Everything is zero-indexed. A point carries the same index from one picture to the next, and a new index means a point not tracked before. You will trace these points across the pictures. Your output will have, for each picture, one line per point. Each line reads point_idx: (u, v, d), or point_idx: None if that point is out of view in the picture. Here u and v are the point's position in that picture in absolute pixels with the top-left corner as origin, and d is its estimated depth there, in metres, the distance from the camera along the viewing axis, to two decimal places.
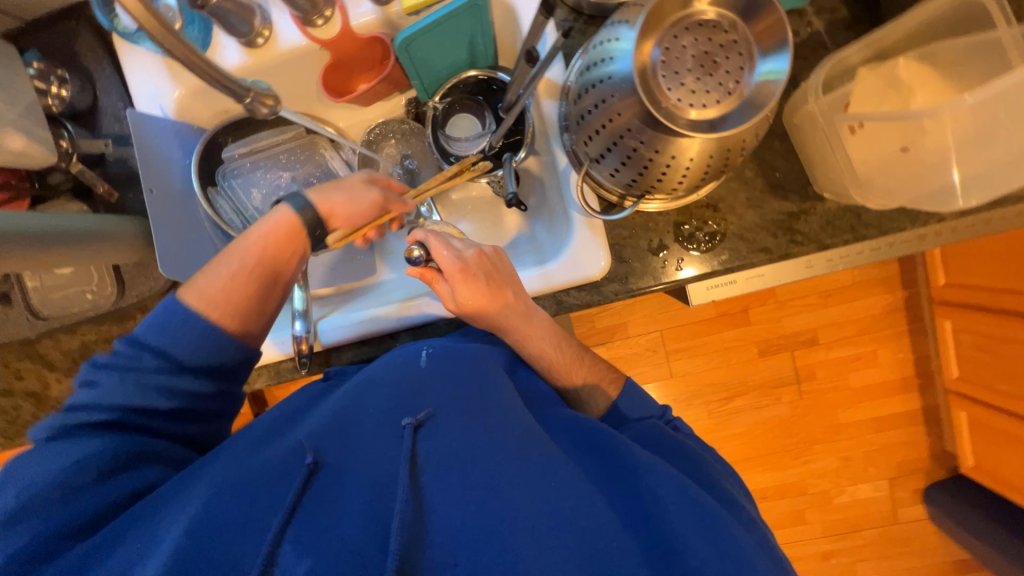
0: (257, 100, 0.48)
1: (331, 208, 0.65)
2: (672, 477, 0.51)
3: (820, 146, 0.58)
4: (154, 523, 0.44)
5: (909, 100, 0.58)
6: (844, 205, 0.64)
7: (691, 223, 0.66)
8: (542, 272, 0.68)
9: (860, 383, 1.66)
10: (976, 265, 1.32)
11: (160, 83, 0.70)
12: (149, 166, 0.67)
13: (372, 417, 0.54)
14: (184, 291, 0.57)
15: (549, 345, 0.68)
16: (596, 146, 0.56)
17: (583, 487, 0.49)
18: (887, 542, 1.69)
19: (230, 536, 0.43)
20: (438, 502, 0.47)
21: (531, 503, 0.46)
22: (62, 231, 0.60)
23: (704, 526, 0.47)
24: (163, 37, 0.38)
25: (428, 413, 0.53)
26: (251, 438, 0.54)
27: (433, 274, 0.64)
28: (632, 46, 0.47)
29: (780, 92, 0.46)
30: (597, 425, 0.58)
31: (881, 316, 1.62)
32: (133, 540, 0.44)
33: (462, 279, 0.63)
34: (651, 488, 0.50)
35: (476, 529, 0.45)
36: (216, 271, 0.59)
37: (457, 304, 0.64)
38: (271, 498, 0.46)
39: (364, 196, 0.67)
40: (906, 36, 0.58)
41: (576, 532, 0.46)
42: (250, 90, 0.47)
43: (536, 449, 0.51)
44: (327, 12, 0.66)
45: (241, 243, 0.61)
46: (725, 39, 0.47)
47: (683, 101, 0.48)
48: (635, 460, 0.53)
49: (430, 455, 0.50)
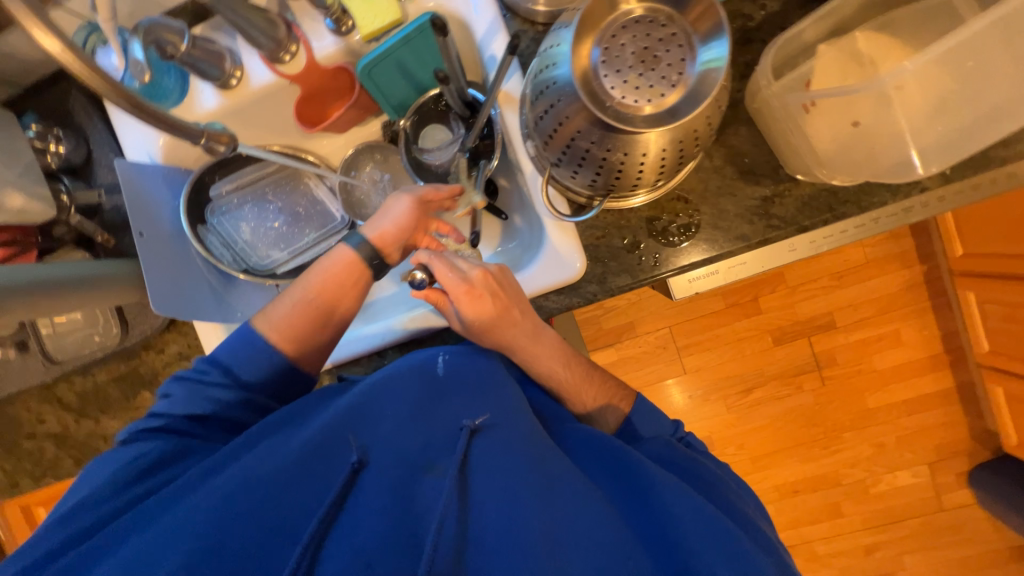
0: (212, 140, 0.51)
1: (382, 234, 0.68)
2: (696, 503, 0.49)
3: (784, 128, 0.58)
4: (188, 498, 0.47)
5: (872, 71, 0.56)
6: (818, 185, 0.62)
7: (664, 217, 0.65)
8: (524, 278, 0.68)
9: (886, 365, 1.59)
10: (992, 232, 1.26)
11: (147, 132, 0.74)
12: (138, 210, 0.70)
13: (402, 410, 0.54)
14: (256, 320, 0.65)
15: (559, 364, 0.66)
16: (552, 151, 0.57)
17: (600, 506, 0.50)
18: (933, 531, 1.59)
19: (268, 521, 0.46)
20: (472, 509, 0.49)
21: (549, 516, 0.48)
22: (61, 279, 0.63)
23: (725, 551, 0.46)
24: (106, 92, 0.40)
25: (486, 418, 0.54)
26: (288, 422, 0.54)
27: (439, 296, 0.64)
28: (572, 50, 0.48)
29: (723, 79, 0.46)
30: (614, 441, 0.56)
31: (899, 293, 1.55)
32: (165, 514, 0.46)
33: (467, 303, 0.61)
34: (671, 512, 0.49)
35: (499, 537, 0.47)
36: (283, 301, 0.65)
37: (463, 324, 0.64)
38: (317, 484, 0.49)
39: (398, 209, 0.68)
40: (861, 8, 0.56)
41: (594, 551, 0.47)
42: (204, 133, 0.50)
43: (555, 464, 0.52)
44: (292, 49, 0.68)
45: (309, 276, 0.66)
46: (663, 33, 0.48)
47: (627, 98, 0.48)
48: (656, 481, 0.51)
49: (480, 460, 0.51)
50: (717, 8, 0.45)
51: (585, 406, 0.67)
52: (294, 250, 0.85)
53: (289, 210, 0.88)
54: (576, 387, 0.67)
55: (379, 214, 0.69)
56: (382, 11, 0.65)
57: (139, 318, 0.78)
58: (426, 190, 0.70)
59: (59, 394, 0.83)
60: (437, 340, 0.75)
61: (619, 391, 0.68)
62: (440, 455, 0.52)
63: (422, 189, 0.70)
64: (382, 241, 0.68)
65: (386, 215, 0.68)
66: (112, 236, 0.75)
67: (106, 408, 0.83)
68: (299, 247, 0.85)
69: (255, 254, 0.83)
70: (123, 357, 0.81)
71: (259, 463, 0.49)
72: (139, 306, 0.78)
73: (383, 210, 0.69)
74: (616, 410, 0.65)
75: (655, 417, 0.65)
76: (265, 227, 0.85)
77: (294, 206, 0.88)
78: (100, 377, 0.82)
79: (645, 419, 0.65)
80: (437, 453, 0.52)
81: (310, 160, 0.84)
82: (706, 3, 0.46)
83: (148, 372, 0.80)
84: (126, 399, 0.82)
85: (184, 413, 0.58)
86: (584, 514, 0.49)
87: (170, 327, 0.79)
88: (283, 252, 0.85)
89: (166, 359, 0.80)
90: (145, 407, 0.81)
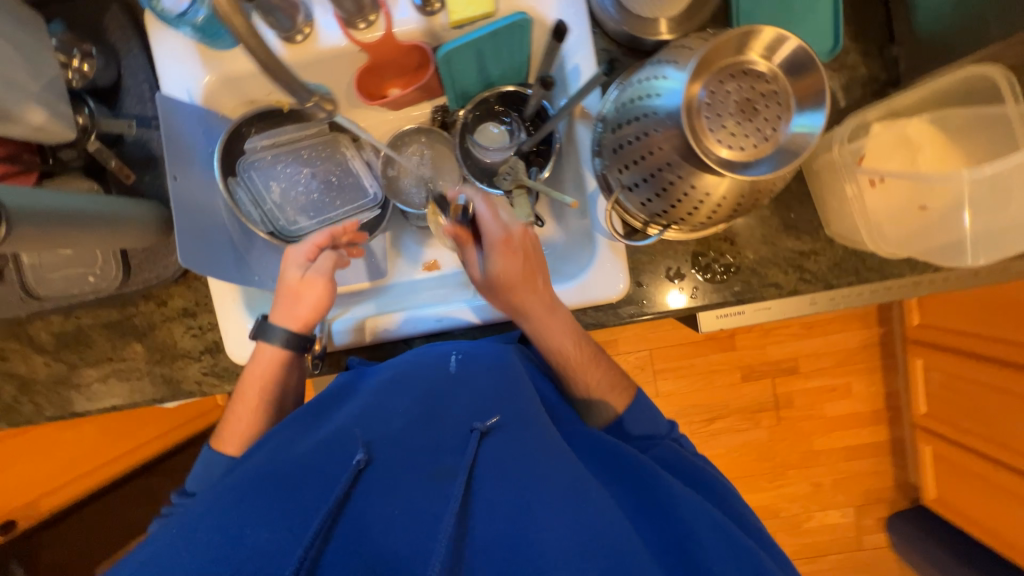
0: (320, 104, 0.63)
1: (305, 320, 0.69)
2: (699, 504, 0.55)
3: (838, 194, 0.62)
4: (206, 510, 0.49)
5: (917, 158, 0.62)
6: (849, 250, 0.68)
7: (709, 254, 0.69)
8: (576, 286, 0.69)
9: (834, 413, 1.73)
10: (951, 310, 1.39)
11: (195, 68, 0.69)
12: (173, 150, 0.65)
13: (408, 412, 0.56)
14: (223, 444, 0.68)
15: (569, 342, 0.67)
16: (630, 176, 0.59)
17: (614, 511, 0.51)
18: (850, 567, 1.75)
19: (274, 521, 0.45)
20: (478, 515, 0.47)
21: (567, 526, 0.46)
22: (84, 213, 0.58)
23: (730, 547, 0.51)
24: (240, 30, 0.49)
25: (497, 420, 0.55)
26: (302, 422, 0.60)
27: (469, 240, 0.64)
28: (680, 87, 0.49)
29: (813, 145, 0.48)
30: (622, 448, 0.61)
31: (856, 350, 1.69)
32: (183, 530, 0.47)
33: (500, 252, 0.62)
34: (679, 515, 0.53)
35: (510, 547, 0.45)
36: (238, 403, 0.69)
37: (484, 276, 0.63)
38: (324, 480, 0.49)
39: (304, 284, 0.69)
40: (921, 100, 0.61)
41: (614, 556, 0.45)
42: (312, 93, 0.60)
43: (566, 470, 0.52)
44: (372, 16, 0.66)
45: (243, 385, 0.69)
46: (766, 89, 0.50)
47: (722, 141, 0.50)
48: (662, 487, 0.56)
49: (488, 465, 0.51)
50: (823, 81, 0.48)
51: (586, 386, 0.69)
52: (323, 220, 0.81)
53: (322, 177, 0.83)
54: (581, 365, 0.68)
55: (288, 300, 0.69)
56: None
57: (146, 265, 0.71)
58: (332, 260, 0.70)
59: (30, 333, 0.75)
60: (463, 335, 0.78)
61: (620, 387, 0.70)
62: (446, 458, 0.51)
63: (327, 262, 0.70)
64: (305, 326, 0.70)
65: (299, 300, 0.69)
66: (135, 172, 0.69)
67: (86, 354, 0.76)
68: (329, 217, 0.81)
69: (283, 217, 0.78)
70: (117, 302, 0.74)
71: (273, 465, 0.51)
72: (147, 252, 0.72)
73: (292, 297, 0.69)
74: (620, 396, 0.69)
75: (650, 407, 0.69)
76: (297, 191, 0.81)
77: (328, 174, 0.84)
78: (84, 320, 0.75)
79: (638, 416, 0.68)
80: (447, 456, 0.51)
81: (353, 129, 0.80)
82: (812, 79, 0.49)
83: (142, 324, 0.74)
84: (112, 349, 0.75)
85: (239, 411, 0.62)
86: (600, 516, 0.49)
87: (178, 280, 0.73)
88: (311, 221, 0.81)
89: (167, 312, 0.74)
90: (133, 360, 0.75)
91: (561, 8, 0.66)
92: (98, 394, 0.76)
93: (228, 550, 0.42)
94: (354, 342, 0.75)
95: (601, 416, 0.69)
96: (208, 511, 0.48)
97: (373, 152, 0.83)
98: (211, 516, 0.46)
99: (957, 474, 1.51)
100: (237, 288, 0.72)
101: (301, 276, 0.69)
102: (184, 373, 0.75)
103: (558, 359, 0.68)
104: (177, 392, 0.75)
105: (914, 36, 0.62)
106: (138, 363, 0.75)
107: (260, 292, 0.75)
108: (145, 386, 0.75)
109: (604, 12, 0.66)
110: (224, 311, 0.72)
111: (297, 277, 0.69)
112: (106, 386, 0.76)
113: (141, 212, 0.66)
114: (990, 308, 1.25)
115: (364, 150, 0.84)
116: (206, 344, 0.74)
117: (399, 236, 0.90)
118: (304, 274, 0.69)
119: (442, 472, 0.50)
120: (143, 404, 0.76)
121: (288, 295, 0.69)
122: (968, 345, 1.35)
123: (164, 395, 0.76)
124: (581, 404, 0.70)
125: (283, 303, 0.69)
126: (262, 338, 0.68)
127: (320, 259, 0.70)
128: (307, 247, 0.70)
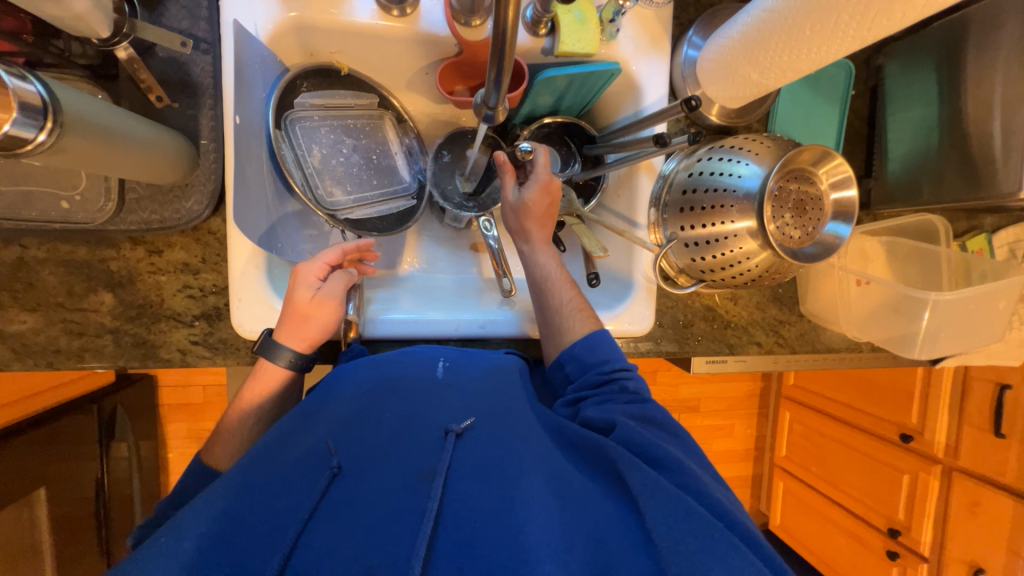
0: (495, 113, 0.55)
1: (312, 341, 0.63)
2: (666, 487, 0.49)
3: (829, 285, 0.80)
4: (172, 525, 0.46)
5: (866, 264, 0.85)
6: (812, 325, 0.85)
7: (718, 309, 0.81)
8: (612, 316, 0.75)
9: (720, 449, 1.96)
10: (820, 376, 1.73)
11: (269, 2, 0.62)
12: (238, 94, 0.61)
13: (387, 422, 0.55)
14: (202, 458, 0.62)
15: (554, 264, 0.71)
16: (695, 235, 0.68)
17: (596, 500, 0.51)
18: None
19: (247, 538, 0.44)
20: (452, 513, 0.47)
21: (547, 520, 0.47)
22: (127, 137, 0.49)
23: (692, 536, 0.45)
24: (503, 16, 0.41)
25: (469, 423, 0.55)
26: (278, 431, 0.55)
27: (510, 169, 0.69)
28: (762, 178, 0.62)
29: (839, 247, 0.65)
30: (587, 435, 0.55)
31: (743, 398, 1.94)
32: (153, 541, 0.45)
33: (539, 187, 0.67)
34: (640, 505, 0.48)
35: (492, 547, 0.45)
36: (235, 420, 0.62)
37: (514, 200, 0.68)
38: (298, 496, 0.48)
39: (320, 303, 0.62)
40: (881, 227, 0.86)
41: (593, 552, 0.45)
42: (498, 109, 0.54)
43: (548, 466, 0.53)
44: (477, 20, 0.65)
45: (239, 405, 0.62)
46: (813, 193, 0.65)
47: (782, 229, 0.64)
48: (627, 475, 0.51)
49: (465, 465, 0.51)
50: (854, 203, 0.65)
51: (560, 302, 0.69)
52: (360, 198, 0.74)
53: (364, 153, 0.75)
54: (560, 283, 0.70)
55: (294, 322, 0.61)
56: (587, 39, 0.68)
57: (151, 204, 0.60)
58: (345, 282, 0.65)
59: None
60: (492, 343, 0.78)
61: (588, 311, 0.69)
62: (426, 459, 0.51)
63: (339, 283, 0.64)
64: (311, 347, 0.63)
65: (305, 322, 0.62)
66: (170, 98, 0.61)
67: (23, 296, 0.60)
68: (366, 197, 0.74)
69: (321, 186, 0.71)
70: (87, 240, 0.60)
71: (256, 466, 0.50)
72: (154, 188, 0.60)
73: (299, 318, 0.61)
74: (586, 319, 0.68)
75: (609, 347, 0.65)
76: (337, 161, 0.73)
77: (368, 152, 0.75)
78: (28, 253, 0.59)
79: (591, 347, 0.65)
80: (425, 459, 0.51)
81: (397, 105, 0.75)
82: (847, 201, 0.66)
83: (122, 272, 0.62)
84: (66, 295, 0.61)
85: (237, 429, 0.62)
86: (576, 512, 0.49)
87: (186, 231, 0.63)
88: (347, 197, 0.73)
89: (159, 265, 0.63)
90: (94, 312, 0.61)
91: (648, 75, 0.73)
92: (30, 348, 0.60)
93: (221, 547, 0.43)
94: (370, 334, 0.71)
95: (567, 337, 0.67)
96: (195, 513, 0.46)
97: (416, 139, 0.77)
98: (190, 522, 0.45)
99: (800, 506, 1.87)
100: (262, 252, 0.64)
101: (311, 296, 0.62)
102: (166, 338, 0.64)
103: (542, 276, 0.70)
104: (150, 359, 0.63)
105: (885, 176, 0.82)
106: (101, 318, 0.62)
107: (280, 262, 0.67)
108: (104, 347, 0.62)
109: (683, 82, 0.75)
110: (242, 278, 0.63)
111: (309, 296, 0.62)
112: (46, 340, 0.61)
113: (180, 149, 0.58)
114: (851, 383, 1.62)
115: (409, 134, 0.77)
116: (204, 310, 0.64)
117: (420, 232, 0.85)
118: (316, 294, 0.62)
119: (423, 472, 0.50)
120: (93, 367, 0.62)
121: (294, 317, 0.61)
122: (828, 406, 1.72)
123: (128, 361, 0.63)
124: (552, 324, 0.69)
125: (288, 323, 0.61)
126: (266, 357, 0.61)
127: (333, 278, 0.64)
128: (318, 266, 0.64)
